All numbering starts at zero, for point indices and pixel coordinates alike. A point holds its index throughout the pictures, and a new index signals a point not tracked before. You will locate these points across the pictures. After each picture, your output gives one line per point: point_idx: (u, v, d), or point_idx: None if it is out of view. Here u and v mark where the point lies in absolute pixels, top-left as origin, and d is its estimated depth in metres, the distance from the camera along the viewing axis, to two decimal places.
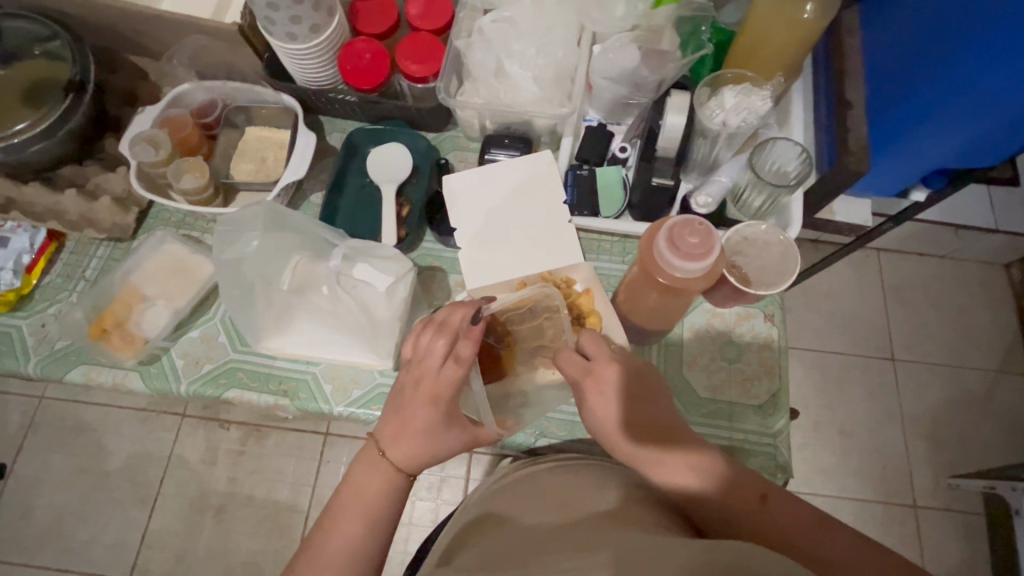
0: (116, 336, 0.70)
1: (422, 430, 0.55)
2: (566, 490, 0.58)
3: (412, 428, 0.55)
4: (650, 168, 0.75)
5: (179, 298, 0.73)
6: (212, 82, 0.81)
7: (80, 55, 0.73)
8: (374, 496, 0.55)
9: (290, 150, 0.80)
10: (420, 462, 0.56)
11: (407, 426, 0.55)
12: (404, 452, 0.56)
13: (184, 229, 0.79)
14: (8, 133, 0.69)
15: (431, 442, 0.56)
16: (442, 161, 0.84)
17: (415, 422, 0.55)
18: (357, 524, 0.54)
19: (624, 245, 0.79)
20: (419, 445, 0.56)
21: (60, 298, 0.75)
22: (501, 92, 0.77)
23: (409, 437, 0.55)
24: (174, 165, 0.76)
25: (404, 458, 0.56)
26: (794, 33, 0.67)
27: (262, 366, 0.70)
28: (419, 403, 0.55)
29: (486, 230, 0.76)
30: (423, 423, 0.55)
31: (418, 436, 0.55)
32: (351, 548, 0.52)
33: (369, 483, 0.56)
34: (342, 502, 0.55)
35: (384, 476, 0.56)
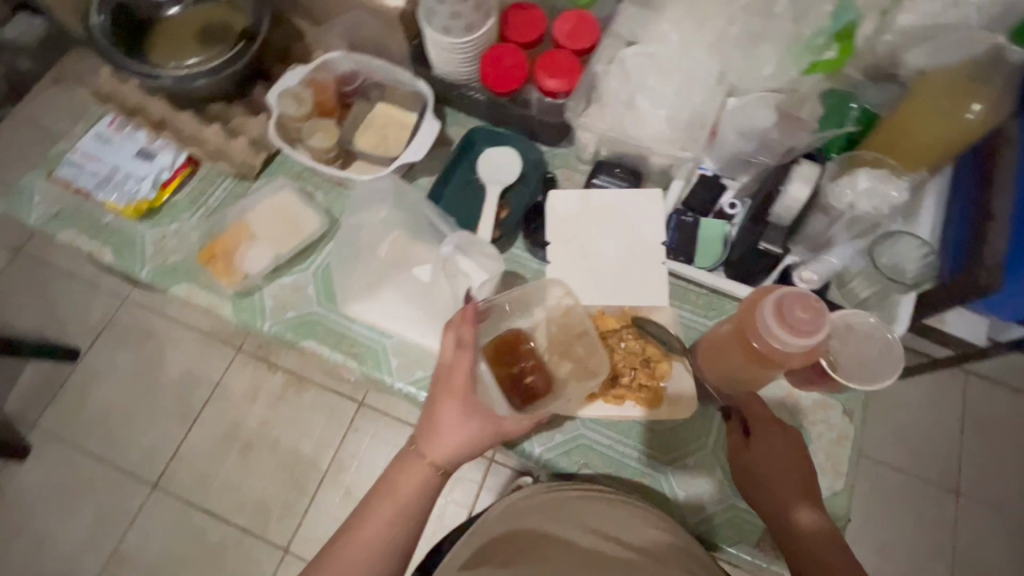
0: (223, 264, 0.75)
1: (454, 425, 0.58)
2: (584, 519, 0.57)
3: (443, 424, 0.58)
4: (758, 233, 0.73)
5: (282, 244, 0.77)
6: (359, 56, 0.87)
7: (259, 9, 0.81)
8: (408, 497, 0.57)
9: (414, 132, 0.84)
10: (455, 460, 0.58)
11: (437, 423, 0.58)
12: (436, 446, 0.58)
13: (301, 182, 0.85)
14: (184, 64, 0.78)
15: (461, 434, 0.57)
16: (550, 175, 0.86)
17: (443, 416, 0.58)
18: (389, 514, 0.56)
19: (710, 300, 0.78)
20: (449, 439, 0.57)
21: (181, 217, 0.81)
22: (627, 122, 0.78)
23: (444, 433, 0.58)
24: (310, 123, 0.81)
25: (442, 457, 0.58)
26: (950, 131, 0.67)
27: (340, 325, 0.73)
28: (443, 397, 0.58)
29: (578, 253, 0.77)
30: (450, 417, 0.58)
31: (449, 429, 0.58)
32: (382, 541, 0.55)
33: (406, 482, 0.58)
34: (378, 500, 0.57)
35: (421, 477, 0.58)
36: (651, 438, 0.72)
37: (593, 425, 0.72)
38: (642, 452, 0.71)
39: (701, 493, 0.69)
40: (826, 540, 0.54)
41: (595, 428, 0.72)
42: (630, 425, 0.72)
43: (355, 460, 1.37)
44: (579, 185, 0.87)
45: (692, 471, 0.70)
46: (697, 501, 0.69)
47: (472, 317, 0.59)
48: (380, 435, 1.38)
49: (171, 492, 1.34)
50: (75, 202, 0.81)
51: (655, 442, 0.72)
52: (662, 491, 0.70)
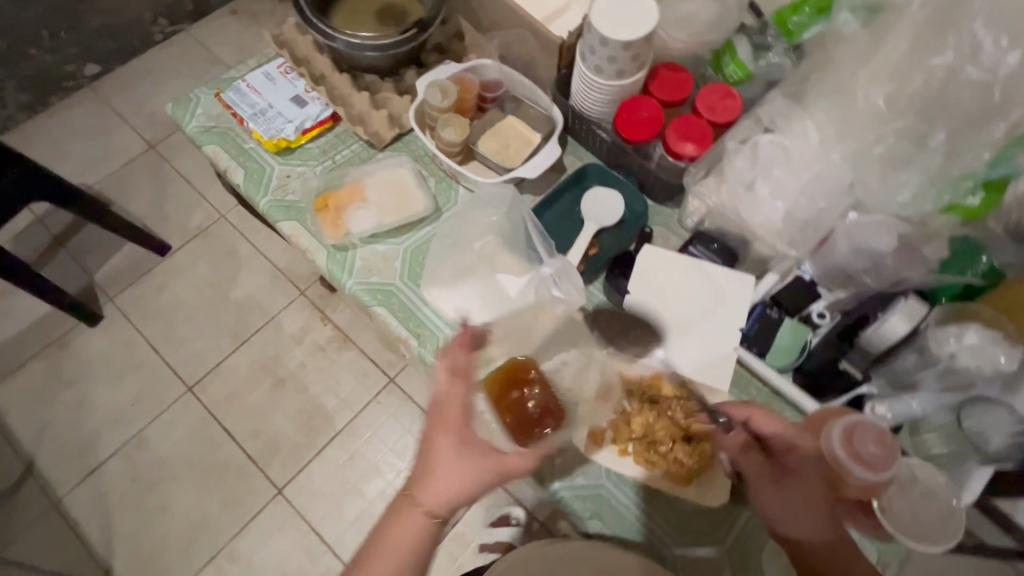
0: (331, 219, 0.82)
1: (450, 469, 0.57)
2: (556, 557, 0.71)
3: (437, 470, 0.57)
4: (842, 351, 0.72)
5: (388, 215, 0.83)
6: (508, 68, 0.92)
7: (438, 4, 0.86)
8: (408, 554, 0.57)
9: (536, 151, 0.90)
10: (450, 505, 0.57)
11: (432, 469, 0.58)
12: (433, 494, 0.57)
13: (419, 164, 0.91)
14: (358, 35, 0.85)
15: (459, 479, 0.57)
16: (647, 230, 0.87)
17: (438, 461, 0.58)
18: (382, 570, 0.56)
19: (769, 399, 0.76)
20: (450, 486, 0.57)
21: (308, 163, 0.89)
22: (741, 203, 0.78)
23: (441, 478, 0.57)
24: (448, 116, 0.87)
25: (437, 501, 0.57)
26: None
27: (413, 304, 0.78)
28: (437, 434, 0.59)
29: (655, 311, 0.77)
30: (443, 461, 0.58)
31: (445, 475, 0.57)
32: None
33: (404, 527, 0.58)
34: (377, 554, 0.57)
35: (417, 521, 0.58)
36: (670, 512, 0.70)
37: (617, 480, 0.71)
38: (657, 523, 0.70)
39: None
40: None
41: (617, 483, 0.71)
42: (653, 494, 0.71)
43: (368, 430, 1.42)
44: (671, 247, 0.88)
45: (700, 559, 0.69)
46: None
47: (468, 345, 0.62)
48: (398, 415, 1.42)
49: (201, 400, 1.43)
50: (227, 123, 0.90)
51: (672, 519, 0.70)
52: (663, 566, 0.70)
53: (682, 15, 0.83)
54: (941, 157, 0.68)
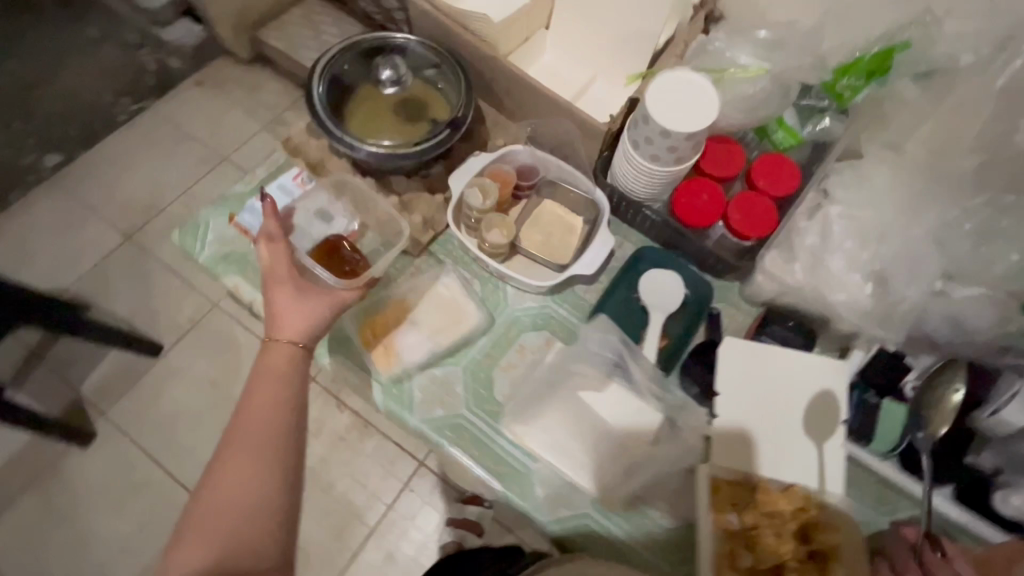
0: (334, 269, 0.75)
1: (288, 311, 0.64)
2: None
3: (283, 312, 0.64)
4: (957, 438, 0.69)
5: (443, 335, 0.76)
6: (543, 153, 0.86)
7: (468, 101, 0.80)
8: (271, 440, 0.57)
9: (585, 240, 0.84)
10: (304, 331, 0.64)
11: (278, 314, 0.64)
12: (291, 322, 0.64)
13: (461, 267, 0.83)
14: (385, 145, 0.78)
15: (306, 306, 0.65)
16: (713, 311, 0.82)
17: (277, 308, 0.65)
18: (246, 479, 0.55)
19: (879, 490, 0.72)
20: (302, 316, 0.65)
21: None
22: (821, 284, 0.74)
23: (286, 317, 0.65)
24: (490, 216, 0.80)
25: (289, 331, 0.64)
26: None
27: (488, 438, 0.71)
28: (278, 294, 0.65)
29: (750, 413, 0.70)
30: (283, 304, 0.65)
31: (295, 310, 0.64)
32: (247, 505, 0.54)
33: (268, 365, 0.62)
34: (224, 463, 0.55)
35: (287, 352, 0.63)
36: None
37: None
38: None
39: None
40: None
41: None
42: None
43: None
44: (740, 326, 0.83)
45: None
46: None
47: (276, 213, 0.69)
48: None
49: None
50: (243, 246, 0.81)
51: None
52: None
53: (729, 89, 0.78)
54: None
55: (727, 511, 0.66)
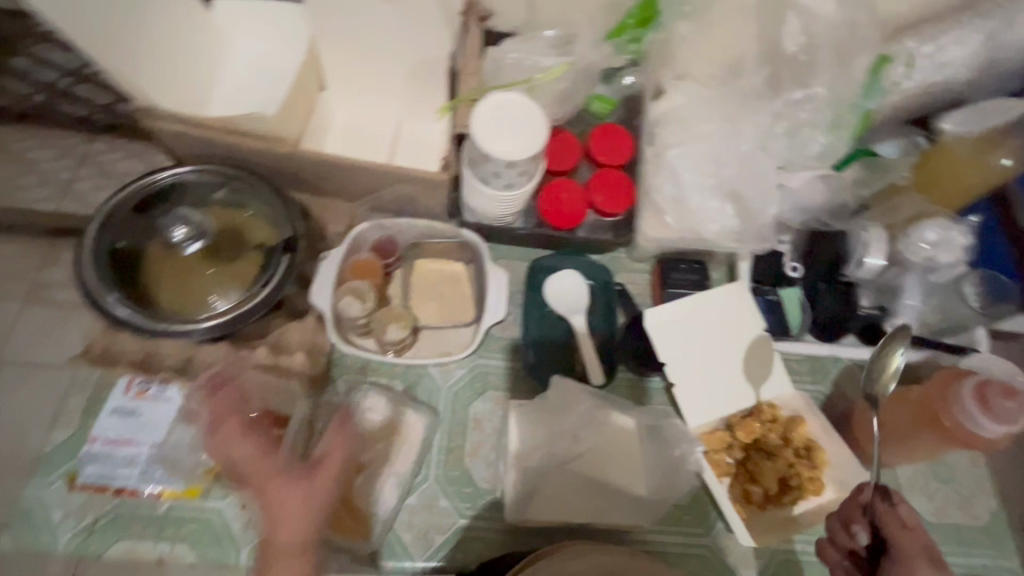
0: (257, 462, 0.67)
1: (282, 507, 0.57)
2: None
3: (280, 505, 0.57)
4: (845, 294, 0.79)
5: (399, 464, 0.69)
6: (390, 221, 0.79)
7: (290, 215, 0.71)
8: None
9: (475, 284, 0.81)
10: (304, 530, 0.57)
11: (279, 507, 0.57)
12: (287, 523, 0.57)
13: (372, 375, 0.75)
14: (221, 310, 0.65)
15: (301, 503, 0.57)
16: (618, 287, 0.85)
17: (275, 503, 0.57)
18: None
19: (811, 364, 0.81)
20: (301, 512, 0.57)
21: None
22: (693, 224, 0.79)
23: (282, 509, 0.57)
24: (378, 315, 0.76)
25: (288, 534, 0.57)
26: (981, 178, 0.73)
27: (495, 532, 0.68)
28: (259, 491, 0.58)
29: (697, 364, 0.75)
30: (281, 499, 0.57)
31: (294, 504, 0.57)
32: None
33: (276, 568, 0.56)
34: None
35: (288, 558, 0.56)
36: None
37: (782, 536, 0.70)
38: None
39: None
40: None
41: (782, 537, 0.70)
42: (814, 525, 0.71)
43: None
44: (645, 286, 0.87)
45: None
46: None
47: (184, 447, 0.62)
48: None
49: None
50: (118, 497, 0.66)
51: None
52: None
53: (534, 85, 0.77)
54: (832, 104, 0.73)
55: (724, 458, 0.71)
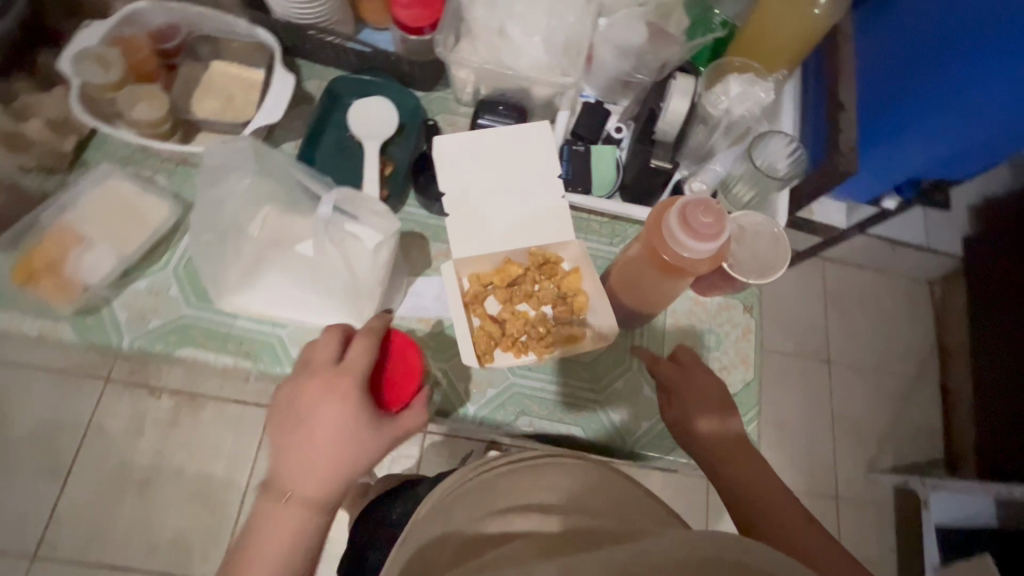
0: None
1: (334, 439, 0.47)
2: (526, 499, 0.39)
3: (319, 440, 0.47)
4: (648, 151, 0.73)
5: (129, 242, 0.64)
6: (175, 3, 0.71)
7: None
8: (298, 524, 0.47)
9: (264, 91, 0.72)
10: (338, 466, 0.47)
11: (313, 438, 0.47)
12: (321, 462, 0.47)
13: (133, 167, 0.69)
14: None
15: (342, 451, 0.47)
16: (431, 122, 0.78)
17: (321, 427, 0.47)
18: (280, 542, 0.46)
19: (613, 227, 0.78)
20: (335, 457, 0.47)
21: None
22: (503, 53, 0.72)
23: (317, 453, 0.47)
24: (127, 91, 0.68)
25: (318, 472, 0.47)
26: (799, 32, 0.69)
27: (220, 326, 0.63)
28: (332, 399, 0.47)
29: (474, 201, 0.72)
30: (330, 429, 0.47)
31: (331, 445, 0.47)
32: (287, 551, 0.46)
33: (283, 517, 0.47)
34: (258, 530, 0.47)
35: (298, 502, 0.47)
36: (580, 369, 0.71)
37: (523, 371, 0.69)
38: (574, 385, 0.70)
39: (634, 413, 0.70)
40: (766, 479, 0.54)
41: (523, 372, 0.69)
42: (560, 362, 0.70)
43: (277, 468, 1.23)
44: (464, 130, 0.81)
45: (623, 395, 0.70)
46: (632, 422, 0.69)
47: None
48: None
49: (61, 558, 1.13)
50: None
51: (584, 374, 0.71)
52: (601, 419, 0.69)
53: None
54: None
55: (483, 299, 0.68)
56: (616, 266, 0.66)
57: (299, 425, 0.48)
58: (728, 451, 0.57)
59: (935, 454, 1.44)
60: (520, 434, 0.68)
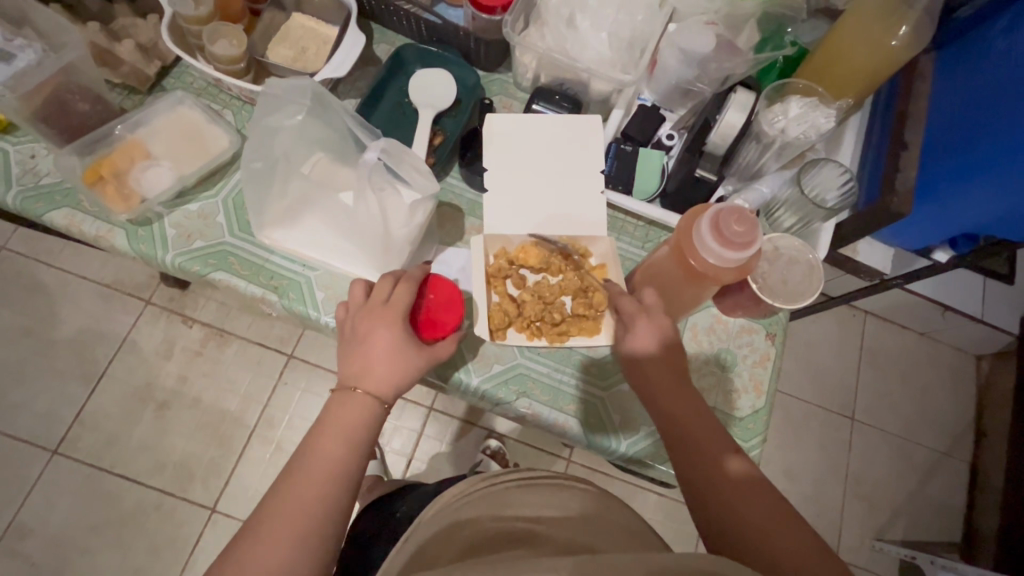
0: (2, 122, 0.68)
1: (387, 354, 0.56)
2: (532, 514, 0.50)
3: (376, 357, 0.56)
4: (693, 160, 0.74)
5: (188, 165, 0.68)
6: None
7: None
8: (354, 424, 0.55)
9: (335, 46, 0.75)
10: (388, 380, 0.56)
11: (370, 355, 0.56)
12: (375, 375, 0.56)
13: (205, 99, 0.74)
14: None
15: (394, 365, 0.56)
16: (487, 101, 0.80)
17: (376, 346, 0.56)
18: (336, 447, 0.54)
19: (647, 231, 0.78)
20: (387, 369, 0.56)
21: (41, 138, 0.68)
22: (568, 43, 0.73)
23: (375, 366, 0.56)
24: (212, 26, 0.71)
25: (371, 378, 0.56)
26: (874, 56, 0.66)
27: (256, 257, 0.67)
28: (381, 323, 0.56)
29: (515, 181, 0.73)
30: (383, 348, 0.56)
31: (384, 360, 0.56)
32: (333, 466, 0.53)
33: (342, 417, 0.55)
34: (319, 432, 0.55)
35: (359, 403, 0.56)
36: (588, 364, 0.70)
37: (531, 353, 0.70)
38: (579, 378, 0.70)
39: (636, 417, 0.68)
40: (732, 480, 0.52)
41: (533, 354, 0.70)
42: (569, 352, 0.70)
43: (285, 415, 1.28)
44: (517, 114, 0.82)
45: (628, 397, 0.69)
46: (632, 426, 0.68)
47: None
48: (312, 387, 1.28)
49: (74, 458, 1.19)
50: None
51: (590, 368, 0.70)
52: (600, 417, 0.68)
53: None
54: None
55: (505, 277, 0.69)
56: (643, 266, 0.66)
57: (354, 344, 0.57)
58: (693, 447, 0.54)
59: (952, 537, 1.36)
60: (517, 413, 0.69)
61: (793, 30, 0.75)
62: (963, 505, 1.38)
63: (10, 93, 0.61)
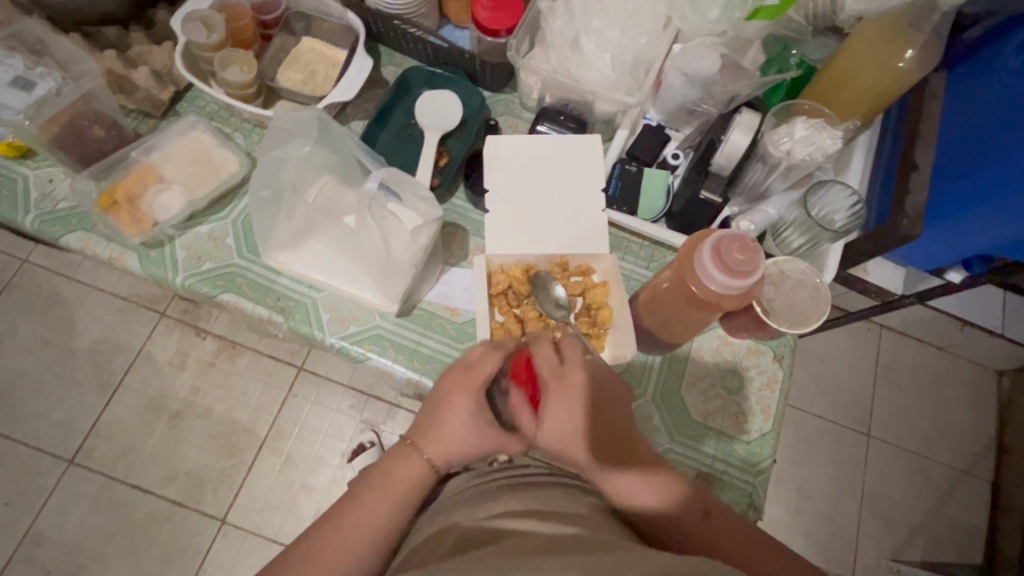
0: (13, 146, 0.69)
1: (460, 428, 0.55)
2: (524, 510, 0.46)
3: (450, 424, 0.55)
4: (700, 181, 0.74)
5: (199, 188, 0.70)
6: None
7: None
8: (409, 484, 0.55)
9: (343, 70, 0.76)
10: (454, 456, 0.56)
11: (446, 420, 0.56)
12: (442, 446, 0.55)
13: (217, 122, 0.76)
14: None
15: (469, 438, 0.55)
16: (493, 122, 0.80)
17: (453, 414, 0.55)
18: (382, 502, 0.54)
19: (653, 251, 0.77)
20: (458, 441, 0.55)
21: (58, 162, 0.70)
22: (572, 66, 0.73)
23: (446, 435, 0.55)
24: (224, 53, 0.73)
25: (440, 448, 0.55)
26: (879, 80, 0.66)
27: (263, 278, 0.68)
28: (460, 392, 0.56)
29: (516, 203, 0.73)
30: (461, 420, 0.55)
31: (457, 432, 0.55)
32: (376, 526, 0.53)
33: (400, 475, 0.55)
34: (373, 482, 0.55)
35: (418, 467, 0.56)
36: None
37: None
38: None
39: None
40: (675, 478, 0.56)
41: None
42: None
43: (295, 427, 1.29)
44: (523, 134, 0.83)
45: None
46: None
47: None
48: (321, 400, 1.30)
49: (90, 468, 1.22)
50: None
51: None
52: None
53: None
54: None
55: (506, 295, 0.69)
56: (647, 287, 0.65)
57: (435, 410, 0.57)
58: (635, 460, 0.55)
59: (973, 558, 1.32)
60: None
61: (799, 50, 0.75)
62: (984, 526, 1.34)
63: (30, 122, 0.64)
